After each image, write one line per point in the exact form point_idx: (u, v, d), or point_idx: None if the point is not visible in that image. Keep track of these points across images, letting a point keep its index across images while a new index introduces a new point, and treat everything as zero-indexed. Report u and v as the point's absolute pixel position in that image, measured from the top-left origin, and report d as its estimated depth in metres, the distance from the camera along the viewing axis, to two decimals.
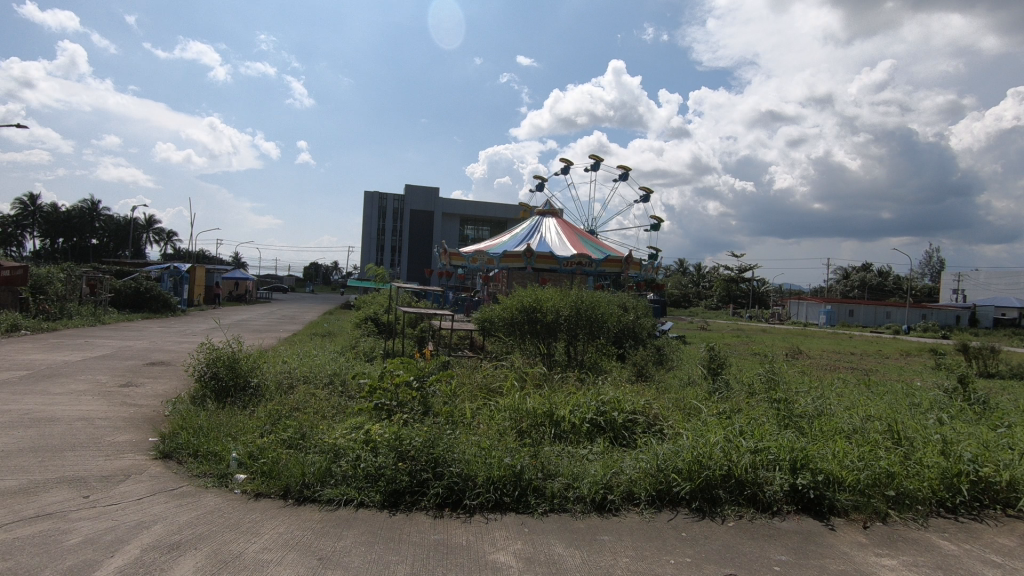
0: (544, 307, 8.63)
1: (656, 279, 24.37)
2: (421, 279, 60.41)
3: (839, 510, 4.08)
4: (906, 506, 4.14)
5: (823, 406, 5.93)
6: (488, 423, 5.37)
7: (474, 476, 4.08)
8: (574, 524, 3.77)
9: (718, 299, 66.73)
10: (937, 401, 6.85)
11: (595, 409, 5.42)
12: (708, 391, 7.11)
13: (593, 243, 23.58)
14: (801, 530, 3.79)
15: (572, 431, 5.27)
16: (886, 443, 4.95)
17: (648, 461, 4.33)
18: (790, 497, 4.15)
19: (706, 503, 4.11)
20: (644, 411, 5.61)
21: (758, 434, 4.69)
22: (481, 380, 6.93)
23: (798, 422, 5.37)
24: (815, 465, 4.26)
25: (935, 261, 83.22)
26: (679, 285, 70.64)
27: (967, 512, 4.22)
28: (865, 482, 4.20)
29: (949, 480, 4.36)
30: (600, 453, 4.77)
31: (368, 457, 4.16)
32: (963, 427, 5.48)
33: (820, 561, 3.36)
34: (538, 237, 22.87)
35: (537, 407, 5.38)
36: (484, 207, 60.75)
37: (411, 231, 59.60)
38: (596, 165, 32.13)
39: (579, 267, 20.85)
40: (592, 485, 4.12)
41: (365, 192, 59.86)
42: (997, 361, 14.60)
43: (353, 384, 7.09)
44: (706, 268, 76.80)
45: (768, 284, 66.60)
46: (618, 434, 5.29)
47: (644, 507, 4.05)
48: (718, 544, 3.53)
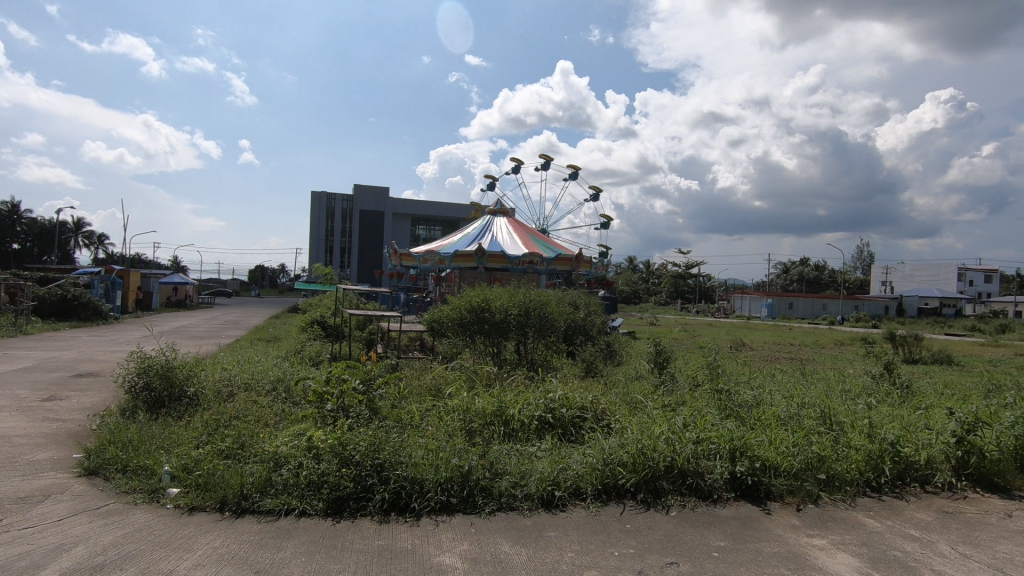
0: (492, 307, 8.57)
1: (606, 276, 24.86)
2: (372, 280, 59.34)
3: (775, 495, 4.25)
4: (835, 488, 4.36)
5: (762, 396, 6.17)
6: (437, 425, 5.32)
7: (421, 479, 4.02)
8: (521, 522, 3.78)
9: (667, 295, 68.37)
10: (866, 387, 7.26)
11: (543, 406, 5.45)
12: (654, 384, 7.27)
13: (544, 242, 23.76)
14: (739, 517, 3.93)
15: (521, 429, 5.28)
16: (818, 428, 5.19)
17: (595, 456, 4.39)
18: (729, 485, 4.30)
19: (650, 495, 4.20)
20: (593, 407, 5.70)
21: (700, 424, 4.84)
22: (430, 381, 6.85)
23: (738, 412, 5.57)
24: (753, 453, 4.43)
25: (865, 255, 88.21)
26: (629, 282, 72.37)
27: (890, 490, 4.48)
28: (799, 466, 4.41)
29: (874, 461, 4.63)
30: (548, 450, 4.79)
31: (311, 464, 4.04)
32: (889, 411, 5.83)
33: (756, 544, 3.48)
34: (489, 236, 22.86)
35: (485, 407, 5.38)
36: (436, 207, 60.31)
37: (361, 231, 58.29)
38: (546, 165, 32.46)
39: (530, 266, 21.00)
40: (539, 482, 4.15)
41: (312, 192, 58.34)
42: (920, 348, 15.63)
43: (298, 389, 6.87)
44: (655, 265, 78.98)
45: (713, 280, 69.34)
46: (566, 430, 5.34)
47: (591, 501, 4.11)
48: (661, 535, 3.60)
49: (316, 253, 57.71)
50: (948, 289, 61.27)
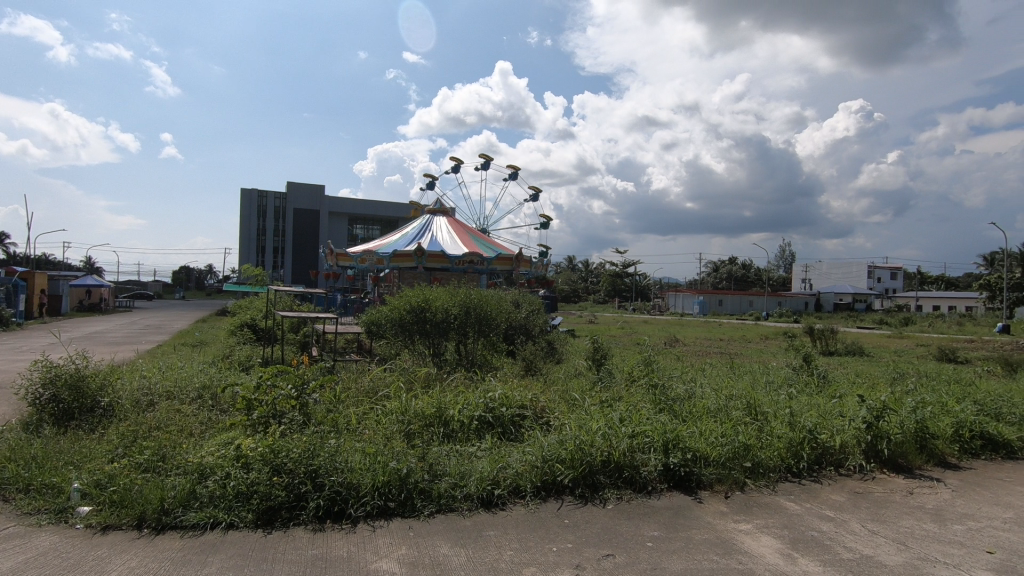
0: (433, 307, 8.48)
1: (546, 275, 25.17)
2: (307, 280, 57.38)
3: (705, 484, 4.44)
4: (759, 475, 4.60)
5: (693, 389, 6.42)
6: (374, 428, 5.20)
7: (357, 485, 3.92)
8: (461, 523, 3.76)
9: (605, 293, 69.92)
10: (787, 379, 7.72)
11: (483, 406, 5.45)
12: (592, 381, 7.43)
13: (485, 241, 23.78)
14: (671, 506, 4.07)
15: (461, 430, 5.24)
16: (744, 419, 5.46)
17: (534, 454, 4.43)
18: (662, 476, 4.45)
19: (588, 489, 4.28)
20: (532, 405, 5.75)
21: (636, 419, 4.98)
22: (367, 385, 6.69)
23: (671, 406, 5.77)
24: (684, 444, 4.60)
25: (786, 254, 93.68)
26: (569, 281, 73.61)
27: (809, 475, 4.78)
28: (726, 456, 4.62)
29: (794, 448, 4.92)
30: (488, 449, 4.79)
31: (240, 473, 3.87)
32: (808, 400, 6.22)
33: (687, 532, 3.62)
34: (429, 236, 22.59)
35: (424, 408, 5.32)
36: (374, 206, 59.09)
37: (295, 230, 56.24)
38: (486, 164, 32.49)
39: (470, 266, 20.94)
40: (479, 482, 4.14)
41: (242, 190, 55.75)
42: (835, 341, 16.76)
43: (225, 396, 6.53)
44: (593, 264, 80.72)
45: (648, 279, 71.71)
46: (505, 429, 5.35)
47: (530, 498, 4.14)
48: (597, 528, 3.68)
49: (246, 253, 55.19)
50: (859, 286, 66.09)
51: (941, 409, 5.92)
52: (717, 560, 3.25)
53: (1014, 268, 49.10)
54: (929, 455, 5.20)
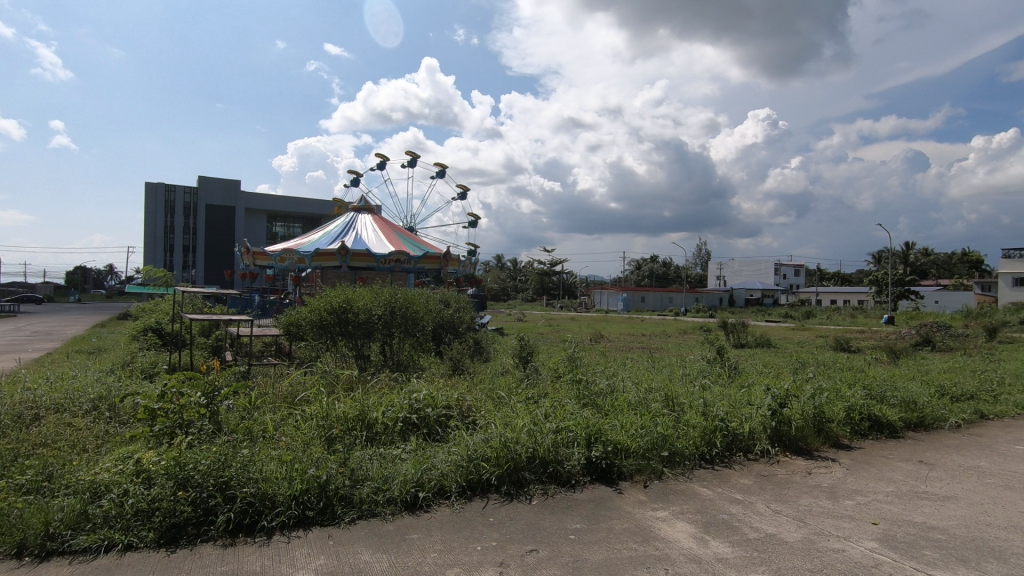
0: (356, 308, 8.22)
1: (474, 274, 25.10)
2: (221, 281, 54.16)
3: (626, 475, 4.59)
4: (676, 463, 4.82)
5: (616, 384, 6.61)
6: (292, 435, 4.98)
7: (272, 494, 3.74)
8: (383, 528, 3.67)
9: (533, 292, 70.85)
10: (702, 371, 8.13)
11: (408, 407, 5.35)
12: (518, 378, 7.48)
13: (411, 239, 23.40)
14: (593, 498, 4.17)
15: (384, 432, 5.12)
16: (663, 410, 5.69)
17: (459, 453, 4.39)
18: (585, 469, 4.55)
19: (513, 486, 4.31)
20: (458, 404, 5.71)
21: (560, 414, 5.07)
22: (285, 389, 6.38)
23: (594, 400, 5.92)
24: (606, 437, 4.74)
25: (703, 252, 98.75)
26: (498, 280, 73.99)
27: (720, 461, 5.05)
28: (645, 446, 4.80)
29: (707, 436, 5.18)
30: (413, 451, 4.71)
31: (139, 490, 3.57)
32: (721, 390, 6.58)
33: (607, 523, 3.73)
34: (353, 234, 21.94)
35: (347, 411, 5.15)
36: (295, 203, 56.76)
37: (208, 228, 52.89)
38: (413, 161, 32.01)
39: (397, 265, 20.55)
40: (402, 485, 4.06)
41: (147, 184, 51.83)
42: (746, 334, 17.85)
43: (125, 407, 6.03)
44: (522, 263, 81.55)
45: (575, 276, 73.40)
46: (431, 430, 5.28)
47: (455, 499, 4.11)
48: (521, 524, 3.71)
49: (152, 252, 51.34)
50: (767, 282, 70.76)
51: (835, 394, 6.45)
52: (635, 547, 3.36)
53: (897, 265, 54.36)
54: (825, 437, 5.64)
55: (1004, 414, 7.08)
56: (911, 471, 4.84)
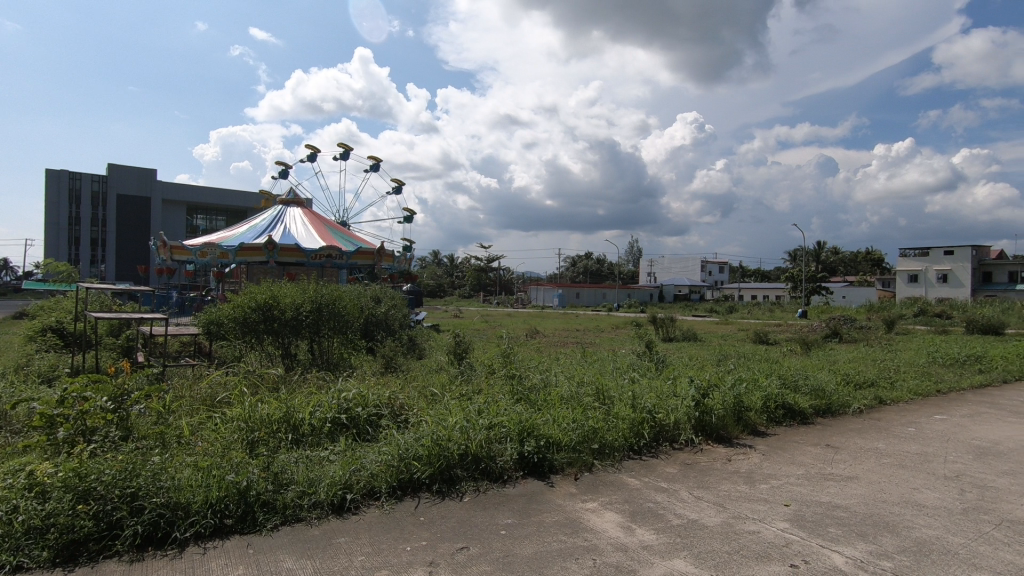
0: (282, 304, 7.86)
1: (408, 270, 24.68)
2: (134, 277, 50.54)
3: (557, 468, 4.65)
4: (605, 455, 4.94)
5: (549, 378, 6.69)
6: (211, 439, 4.71)
7: (186, 503, 3.52)
8: (308, 533, 3.54)
9: (469, 288, 70.69)
10: (632, 364, 8.37)
11: (336, 407, 5.19)
12: (452, 375, 7.42)
13: (343, 234, 22.72)
14: (525, 493, 4.21)
15: (312, 433, 4.94)
16: (593, 403, 5.83)
17: (389, 452, 4.30)
18: (517, 464, 4.58)
19: (445, 484, 4.27)
20: (390, 403, 5.59)
21: (493, 410, 5.07)
22: (203, 391, 6.01)
23: (527, 396, 5.96)
24: (538, 432, 4.78)
25: (635, 251, 101.79)
26: (434, 276, 73.27)
27: (648, 451, 5.22)
28: (577, 439, 4.89)
29: (636, 428, 5.34)
30: (342, 451, 4.57)
31: (32, 505, 3.24)
32: (649, 383, 6.80)
33: (539, 517, 3.76)
34: (281, 228, 21.04)
35: (271, 413, 4.92)
36: (218, 194, 53.81)
37: (119, 219, 49.14)
38: (345, 154, 31.09)
39: (328, 260, 19.87)
40: (330, 487, 3.92)
41: (48, 170, 47.60)
42: (674, 328, 18.57)
43: (18, 415, 5.49)
44: (458, 259, 81.21)
45: (511, 273, 73.94)
46: (361, 430, 5.14)
47: (385, 499, 4.02)
48: (453, 522, 3.68)
49: (54, 245, 47.19)
50: (694, 279, 73.98)
51: (754, 384, 6.82)
52: (564, 539, 3.41)
53: (811, 263, 58.26)
54: (744, 425, 5.96)
55: (899, 399, 7.74)
56: (819, 454, 5.19)
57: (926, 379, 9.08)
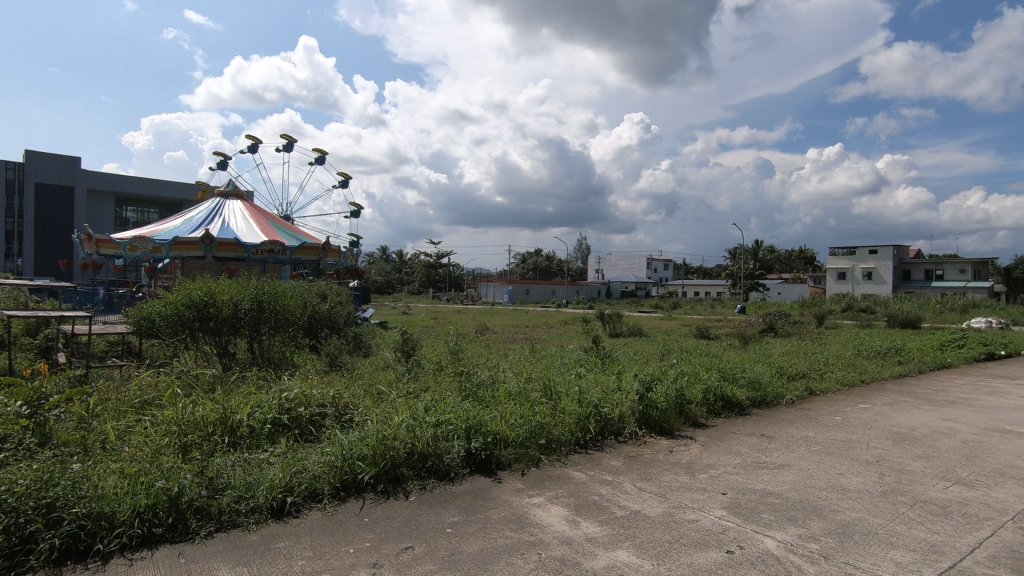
0: (218, 301, 7.51)
1: (355, 266, 24.14)
2: (56, 272, 47.18)
3: (504, 464, 4.66)
4: (552, 450, 4.99)
5: (497, 375, 6.69)
6: (140, 444, 4.45)
7: (110, 513, 3.31)
8: (244, 539, 3.40)
9: (418, 285, 69.87)
10: (578, 360, 8.49)
11: (277, 407, 5.00)
12: (399, 372, 7.31)
13: (286, 228, 21.97)
14: (471, 490, 4.19)
15: (250, 435, 4.75)
16: (540, 399, 5.88)
17: (332, 453, 4.19)
18: (464, 461, 4.56)
19: (390, 484, 4.20)
20: (334, 402, 5.44)
21: (440, 408, 5.02)
22: (131, 394, 5.67)
23: (475, 392, 5.95)
24: (485, 428, 4.77)
25: (583, 248, 103.36)
26: (382, 272, 72.06)
27: (593, 445, 5.31)
28: (524, 435, 4.91)
29: (582, 423, 5.43)
30: (283, 453, 4.41)
31: None
32: (594, 378, 6.91)
33: (485, 513, 3.76)
34: (219, 221, 20.13)
35: (206, 415, 4.70)
36: (150, 185, 50.94)
37: (38, 210, 45.70)
38: (289, 145, 30.04)
39: (270, 255, 19.16)
40: (268, 491, 3.78)
41: None
42: (621, 324, 19.00)
43: None
44: (407, 255, 80.15)
45: (461, 269, 73.68)
46: (303, 430, 4.99)
47: (328, 501, 3.91)
48: (398, 522, 3.62)
49: None
50: (640, 276, 75.89)
51: (695, 377, 7.06)
52: (510, 535, 3.42)
53: (750, 261, 60.86)
54: (685, 417, 6.16)
55: (828, 390, 8.20)
56: (754, 444, 5.42)
57: (852, 371, 9.67)
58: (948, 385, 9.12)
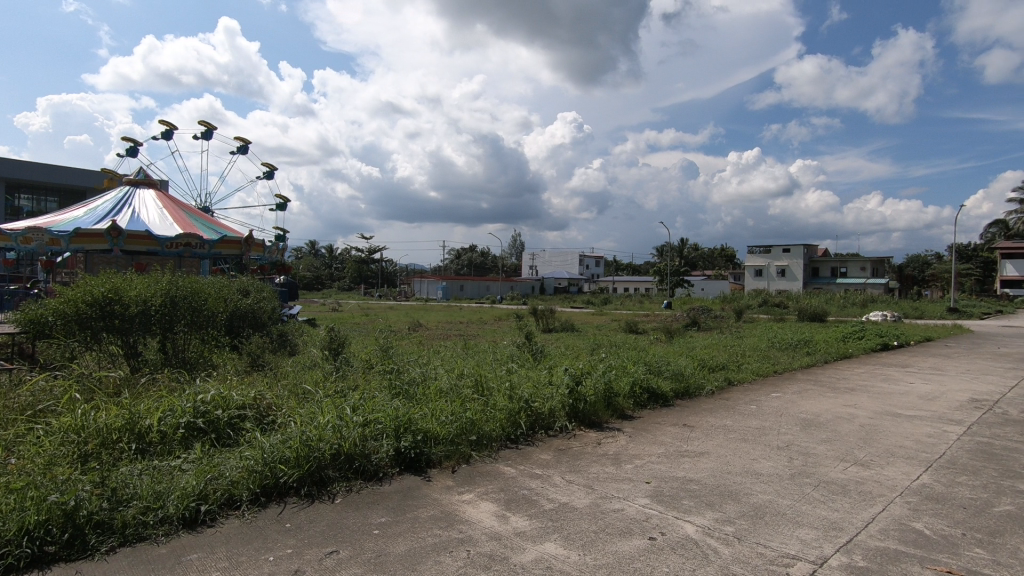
0: (125, 299, 6.95)
1: (281, 261, 23.12)
2: None
3: (434, 462, 4.61)
4: (483, 446, 4.99)
5: (428, 372, 6.61)
6: (30, 454, 4.05)
7: None
8: (152, 553, 3.17)
9: (350, 280, 68.01)
10: (511, 356, 8.55)
11: (191, 411, 4.71)
12: (327, 370, 7.07)
13: (205, 221, 20.71)
14: (400, 489, 4.12)
15: (161, 442, 4.45)
16: (472, 395, 5.86)
17: (252, 457, 4.00)
18: (393, 461, 4.47)
19: (314, 487, 4.05)
20: (255, 404, 5.18)
21: (368, 407, 4.90)
22: (21, 400, 5.15)
23: (406, 391, 5.84)
24: (415, 426, 4.70)
25: (517, 244, 104.07)
26: (311, 268, 69.58)
27: (524, 440, 5.35)
28: (454, 432, 4.88)
29: (513, 418, 5.47)
30: (197, 458, 4.16)
31: None
32: (526, 373, 6.98)
33: (413, 512, 3.70)
34: (128, 212, 18.69)
35: (109, 422, 4.35)
36: (48, 171, 46.58)
37: None
38: (208, 132, 28.29)
39: (186, 249, 18.01)
40: (180, 500, 3.55)
41: None
42: (554, 319, 19.30)
43: None
44: (337, 249, 77.77)
45: (394, 265, 72.34)
46: (220, 434, 4.72)
47: (246, 508, 3.72)
48: (322, 526, 3.50)
49: None
50: (573, 272, 77.41)
51: (623, 370, 7.28)
52: (439, 534, 3.39)
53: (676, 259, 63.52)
54: (613, 410, 6.33)
55: (744, 380, 8.70)
56: (677, 434, 5.66)
57: (766, 362, 10.30)
58: (850, 374, 9.91)
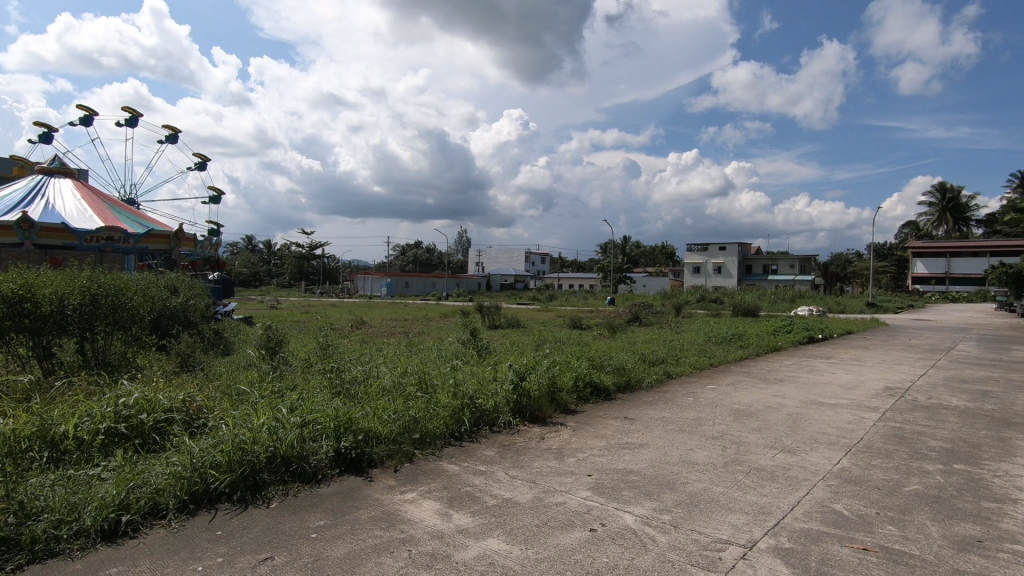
0: (38, 296, 6.32)
1: (214, 256, 22.03)
2: None
3: (376, 462, 4.51)
4: (426, 444, 4.93)
5: (370, 370, 6.47)
6: None
7: None
8: (66, 569, 2.95)
9: (289, 277, 65.73)
10: (455, 353, 8.48)
11: (112, 415, 4.41)
12: (263, 370, 6.80)
13: (129, 213, 19.47)
14: (340, 491, 4.02)
15: (77, 450, 4.15)
16: (415, 393, 5.79)
17: (179, 463, 3.79)
18: (333, 462, 4.35)
19: (248, 491, 3.89)
20: (184, 406, 4.91)
21: (306, 407, 4.75)
22: None
23: (347, 390, 5.70)
24: (356, 426, 4.60)
25: (463, 241, 103.62)
26: (247, 264, 66.79)
27: (468, 437, 5.34)
28: (397, 431, 4.80)
29: (457, 415, 5.43)
30: (117, 466, 3.90)
31: None
32: (471, 370, 6.94)
33: (353, 514, 3.62)
34: (42, 202, 17.32)
35: (18, 429, 4.02)
36: None
37: None
38: (133, 119, 26.57)
39: (107, 243, 16.86)
40: (98, 511, 3.32)
41: None
42: (499, 315, 19.34)
43: None
44: (276, 245, 74.98)
45: (337, 261, 70.48)
46: (145, 440, 4.45)
47: (173, 517, 3.52)
48: (257, 532, 3.37)
49: None
50: (519, 269, 77.84)
51: (566, 365, 7.38)
52: (380, 534, 3.33)
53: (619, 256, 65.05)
54: (557, 405, 6.41)
55: (682, 373, 9.00)
56: (618, 427, 5.78)
57: (703, 356, 10.71)
58: (779, 366, 10.44)
